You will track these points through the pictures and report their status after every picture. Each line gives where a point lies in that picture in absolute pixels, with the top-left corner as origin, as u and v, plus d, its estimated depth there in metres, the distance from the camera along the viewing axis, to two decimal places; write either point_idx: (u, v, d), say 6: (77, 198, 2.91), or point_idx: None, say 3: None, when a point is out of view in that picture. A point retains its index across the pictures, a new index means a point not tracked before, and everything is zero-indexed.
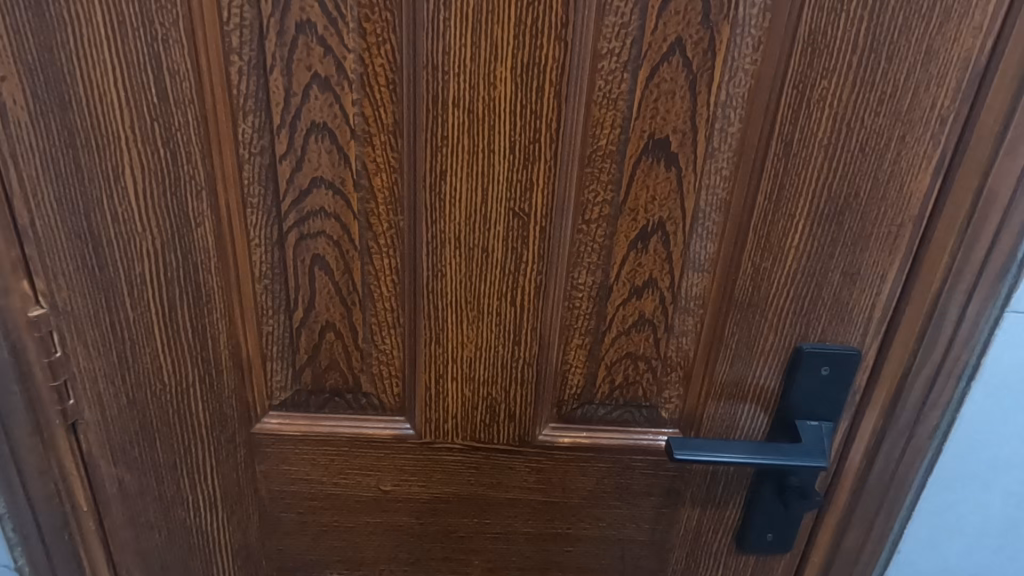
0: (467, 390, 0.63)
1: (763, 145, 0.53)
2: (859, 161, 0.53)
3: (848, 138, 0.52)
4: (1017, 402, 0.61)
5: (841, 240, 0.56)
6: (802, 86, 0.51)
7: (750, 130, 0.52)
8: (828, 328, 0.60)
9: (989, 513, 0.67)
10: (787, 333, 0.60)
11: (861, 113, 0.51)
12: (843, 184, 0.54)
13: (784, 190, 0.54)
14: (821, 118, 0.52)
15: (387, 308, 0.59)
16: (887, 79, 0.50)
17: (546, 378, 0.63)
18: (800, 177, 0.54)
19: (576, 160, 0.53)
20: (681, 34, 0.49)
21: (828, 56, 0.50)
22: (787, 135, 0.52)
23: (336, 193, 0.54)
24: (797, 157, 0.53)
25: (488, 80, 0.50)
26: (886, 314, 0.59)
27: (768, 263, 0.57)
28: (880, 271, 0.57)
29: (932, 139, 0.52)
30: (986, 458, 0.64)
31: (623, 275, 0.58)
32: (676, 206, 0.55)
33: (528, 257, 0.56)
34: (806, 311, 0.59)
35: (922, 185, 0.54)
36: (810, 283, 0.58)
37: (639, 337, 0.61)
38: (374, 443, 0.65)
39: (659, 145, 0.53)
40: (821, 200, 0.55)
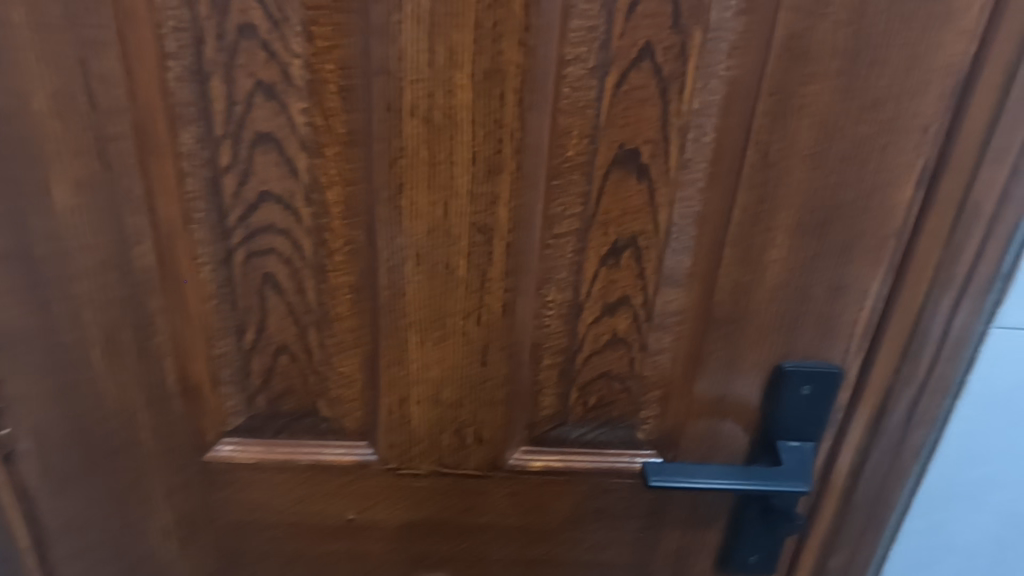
0: (433, 414, 0.59)
1: (739, 155, 0.50)
2: (840, 172, 0.50)
3: (829, 148, 0.50)
4: (1003, 420, 0.59)
5: (823, 255, 0.53)
6: (780, 93, 0.48)
7: (726, 140, 0.50)
8: (810, 346, 0.57)
9: (978, 531, 0.65)
10: (767, 351, 0.58)
11: (842, 122, 0.49)
12: (824, 196, 0.51)
13: (762, 203, 0.52)
14: (800, 128, 0.49)
15: (345, 328, 0.55)
16: (868, 87, 0.48)
17: (516, 400, 0.59)
18: (778, 189, 0.51)
19: (543, 172, 0.50)
20: (651, 38, 0.46)
21: (806, 63, 0.47)
22: (764, 145, 0.50)
23: (286, 207, 0.50)
24: (776, 168, 0.50)
25: (447, 87, 0.46)
26: (869, 331, 0.57)
27: (747, 278, 0.54)
28: (863, 286, 0.55)
29: (916, 149, 0.50)
30: (973, 477, 0.62)
31: (595, 292, 0.55)
32: (649, 221, 0.52)
33: (494, 274, 0.53)
34: (787, 329, 0.57)
35: (905, 198, 0.51)
36: (791, 299, 0.55)
37: (613, 356, 0.57)
38: (335, 469, 0.62)
39: (630, 156, 0.49)
40: (801, 213, 0.52)
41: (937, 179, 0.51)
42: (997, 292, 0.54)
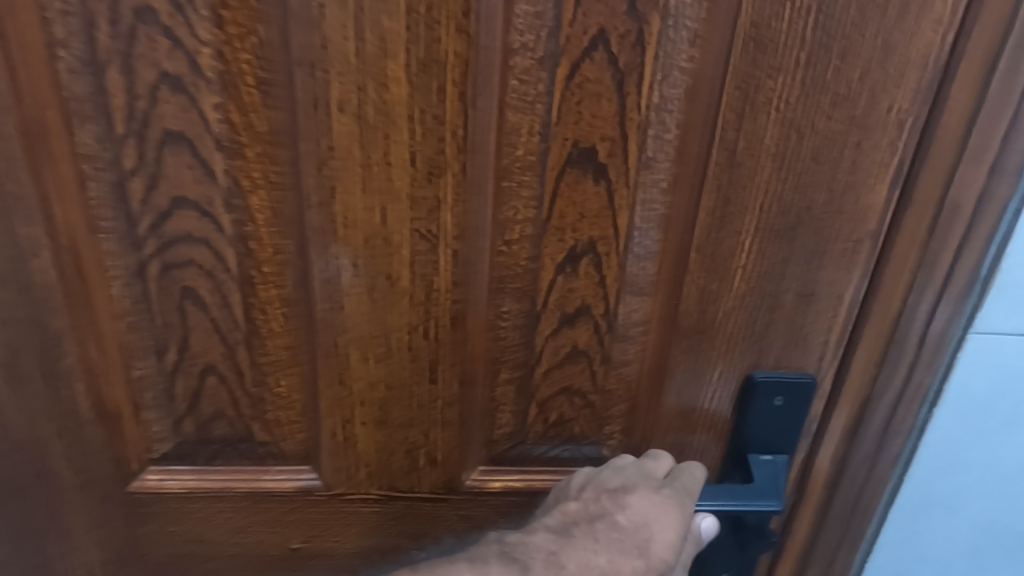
0: (380, 436, 0.54)
1: (703, 153, 0.46)
2: (813, 172, 0.47)
3: (800, 146, 0.46)
4: (984, 427, 0.56)
5: (794, 259, 0.50)
6: (746, 86, 0.44)
7: (689, 138, 0.46)
8: (782, 355, 0.54)
9: (954, 541, 0.62)
10: (737, 362, 0.54)
11: (813, 117, 0.45)
12: (795, 197, 0.48)
13: (729, 204, 0.48)
14: (769, 124, 0.45)
15: (279, 346, 0.50)
16: (840, 80, 0.44)
17: (471, 418, 0.55)
18: (746, 190, 0.47)
19: (491, 173, 0.46)
20: (605, 25, 0.41)
21: (774, 53, 0.43)
22: (730, 142, 0.46)
23: (204, 214, 0.45)
24: (743, 168, 0.47)
25: (379, 79, 0.41)
26: (843, 338, 0.54)
27: (713, 285, 0.51)
28: (837, 292, 0.51)
29: (891, 146, 0.46)
30: (952, 488, 0.59)
31: (552, 302, 0.50)
32: (608, 225, 0.48)
33: (441, 285, 0.48)
34: (757, 338, 0.53)
35: (880, 198, 0.48)
36: (762, 306, 0.52)
37: (573, 370, 0.53)
38: (276, 496, 0.57)
39: (585, 155, 0.45)
40: (771, 215, 0.48)
41: (913, 178, 0.47)
42: (975, 296, 0.50)
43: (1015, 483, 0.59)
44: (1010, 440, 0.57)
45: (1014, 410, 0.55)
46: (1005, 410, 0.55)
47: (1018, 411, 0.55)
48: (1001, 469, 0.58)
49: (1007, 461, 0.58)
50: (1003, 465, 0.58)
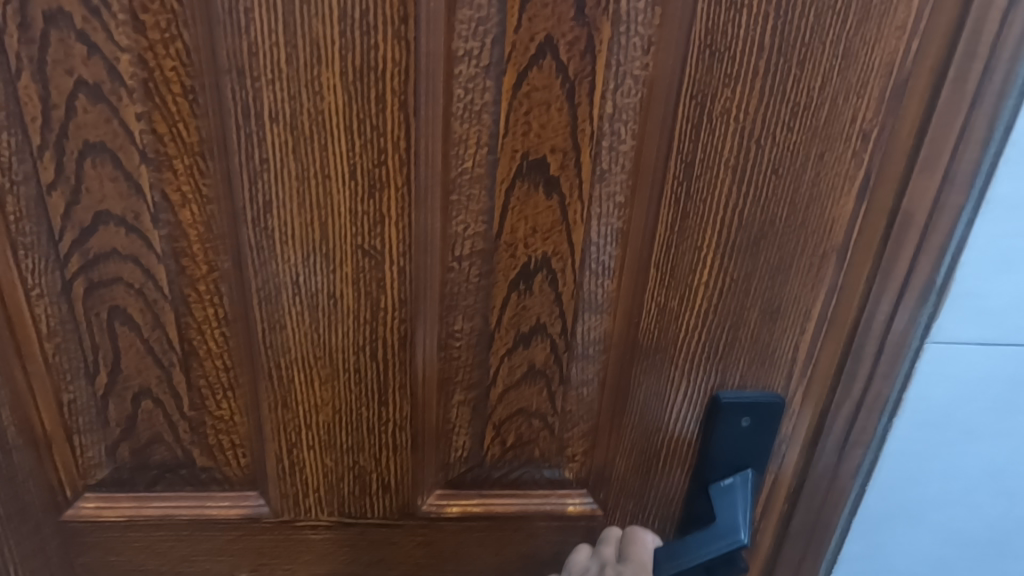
0: (329, 460, 0.52)
1: (661, 166, 0.44)
2: (775, 185, 0.45)
3: (760, 157, 0.44)
4: (943, 438, 0.53)
5: (759, 275, 0.48)
6: (701, 95, 0.42)
7: (644, 150, 0.44)
8: (747, 374, 0.52)
9: (918, 551, 0.59)
10: (701, 382, 0.52)
11: (773, 128, 0.43)
12: (756, 210, 0.46)
13: (688, 217, 0.46)
14: (728, 135, 0.43)
15: (219, 367, 0.48)
16: (801, 88, 0.42)
17: (424, 441, 0.52)
18: (705, 203, 0.45)
19: (438, 187, 0.43)
20: (552, 31, 0.39)
21: (731, 61, 0.41)
22: (688, 154, 0.44)
23: (130, 230, 0.42)
24: (702, 180, 0.44)
25: (313, 88, 0.39)
26: (811, 358, 0.51)
27: (672, 301, 0.49)
28: (803, 309, 0.49)
29: (855, 158, 0.44)
30: (914, 499, 0.56)
31: (505, 321, 0.48)
32: (562, 240, 0.45)
33: (387, 303, 0.46)
34: (720, 356, 0.51)
35: (845, 213, 0.46)
36: (725, 323, 0.50)
37: (530, 391, 0.51)
38: (220, 524, 0.54)
39: (535, 167, 0.43)
40: (732, 229, 0.46)
41: (877, 191, 0.45)
42: (932, 306, 0.48)
43: (978, 493, 0.56)
44: (971, 450, 0.54)
45: (973, 418, 0.52)
46: (964, 419, 0.52)
47: (978, 420, 0.52)
48: (963, 479, 0.55)
49: (969, 471, 0.55)
50: (965, 475, 0.55)
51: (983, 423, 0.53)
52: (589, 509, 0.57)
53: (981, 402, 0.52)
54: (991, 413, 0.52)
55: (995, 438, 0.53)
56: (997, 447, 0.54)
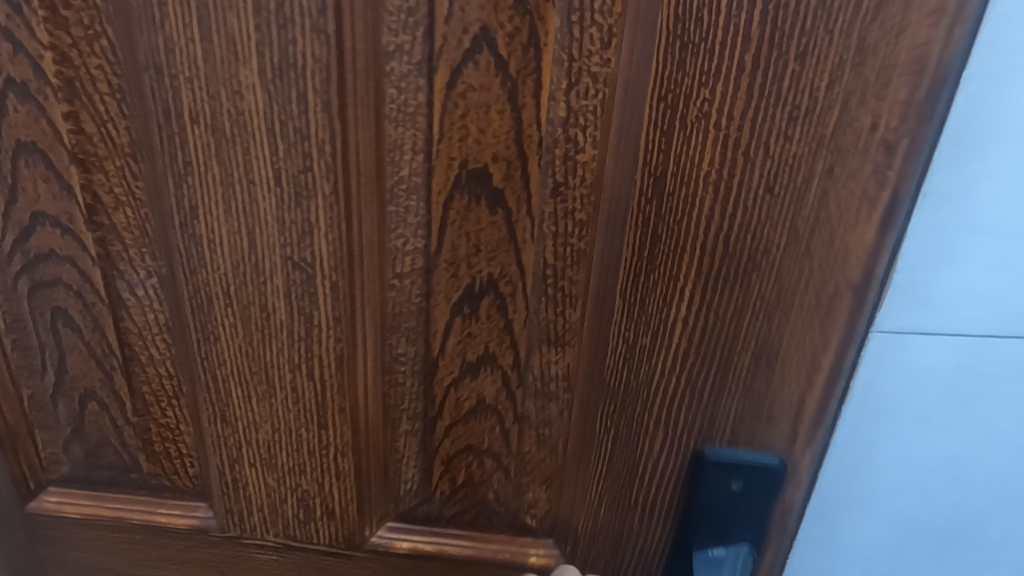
0: (271, 480, 0.49)
1: (626, 180, 0.37)
2: (771, 206, 0.37)
3: (750, 172, 0.36)
4: (894, 426, 0.45)
5: (749, 312, 0.40)
6: (672, 97, 0.35)
7: (609, 164, 0.37)
8: (740, 427, 0.44)
9: (874, 546, 0.49)
10: (682, 434, 0.44)
11: (766, 137, 0.35)
12: (745, 236, 0.38)
13: (659, 240, 0.38)
14: (708, 146, 0.36)
15: (159, 374, 0.46)
16: (801, 89, 0.34)
17: (369, 468, 0.48)
18: (680, 225, 0.38)
19: (372, 197, 0.39)
20: (488, 21, 0.34)
21: (711, 56, 0.34)
22: (657, 167, 0.37)
23: (66, 231, 0.41)
24: (676, 198, 0.37)
25: (232, 87, 0.36)
26: (820, 416, 0.43)
27: (644, 336, 0.41)
28: (809, 357, 0.41)
29: (878, 178, 0.36)
30: (857, 491, 0.47)
31: (449, 348, 0.43)
32: (509, 260, 0.40)
33: (321, 320, 0.43)
34: (703, 404, 0.43)
35: (867, 244, 0.37)
36: (708, 366, 0.42)
37: (480, 427, 0.45)
38: (171, 533, 0.53)
39: (475, 177, 0.38)
40: (716, 258, 0.39)
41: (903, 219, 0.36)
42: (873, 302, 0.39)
43: (933, 489, 0.47)
44: (923, 440, 0.45)
45: (926, 404, 0.44)
46: (914, 402, 0.44)
47: (932, 407, 0.44)
48: (916, 471, 0.46)
49: (922, 462, 0.46)
50: (917, 460, 0.46)
51: (936, 409, 0.44)
52: (554, 562, 0.51)
53: (935, 384, 0.44)
54: (946, 398, 0.44)
55: (954, 425, 0.45)
56: (955, 437, 0.45)
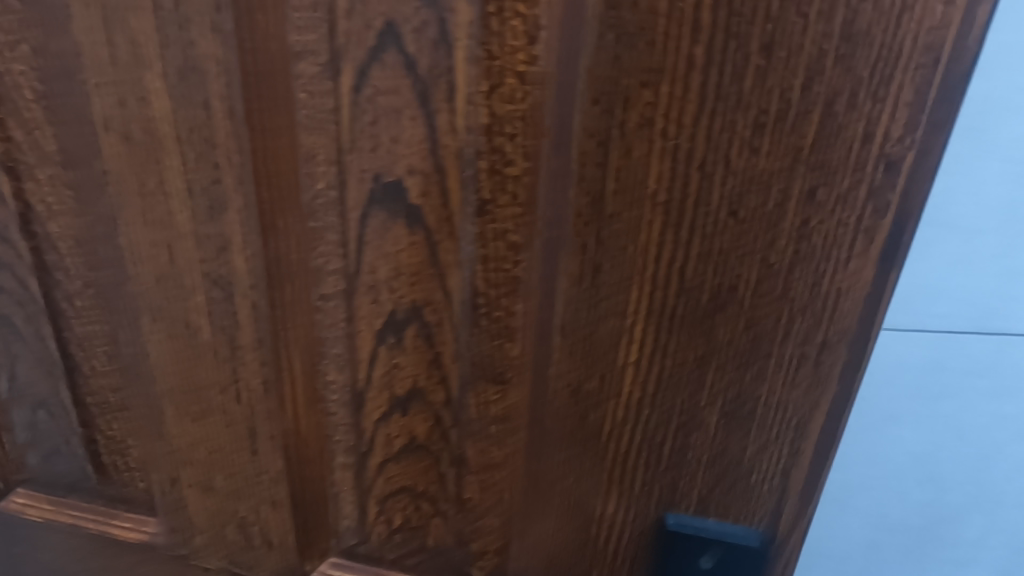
0: (209, 503, 0.47)
1: (560, 199, 0.32)
2: (738, 234, 0.30)
3: (707, 192, 0.29)
4: (860, 422, 0.53)
5: (716, 361, 0.33)
6: (607, 100, 0.29)
7: (541, 179, 0.32)
8: (713, 496, 0.36)
9: (848, 535, 0.58)
10: (640, 496, 0.38)
11: (727, 149, 0.28)
12: (706, 270, 0.31)
13: (602, 271, 0.32)
14: (654, 160, 0.29)
15: (101, 385, 0.45)
16: (771, 90, 0.27)
17: (306, 499, 0.45)
18: (626, 253, 0.32)
19: (288, 213, 0.36)
20: (392, 15, 0.29)
21: (652, 50, 0.27)
22: (594, 184, 0.30)
23: (5, 238, 0.41)
24: (619, 221, 0.31)
25: (139, 93, 0.34)
26: (810, 491, 0.35)
27: (591, 383, 0.35)
28: (793, 419, 0.33)
29: (875, 204, 0.28)
30: (833, 486, 0.56)
31: (377, 379, 0.39)
32: (433, 286, 0.35)
33: (245, 342, 0.40)
34: (664, 465, 0.36)
35: (865, 285, 0.29)
36: (668, 421, 0.35)
37: (415, 467, 0.41)
38: (123, 545, 0.52)
39: (390, 192, 0.33)
40: (672, 294, 0.32)
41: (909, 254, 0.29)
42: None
43: (904, 480, 0.55)
44: (891, 435, 0.53)
45: (890, 403, 0.52)
46: (878, 403, 0.52)
47: (896, 405, 0.52)
48: (887, 466, 0.54)
49: (893, 456, 0.54)
50: (888, 459, 0.54)
51: (901, 408, 0.52)
52: None
53: (894, 384, 0.51)
54: (910, 399, 0.52)
55: (924, 420, 0.52)
56: (920, 435, 0.53)
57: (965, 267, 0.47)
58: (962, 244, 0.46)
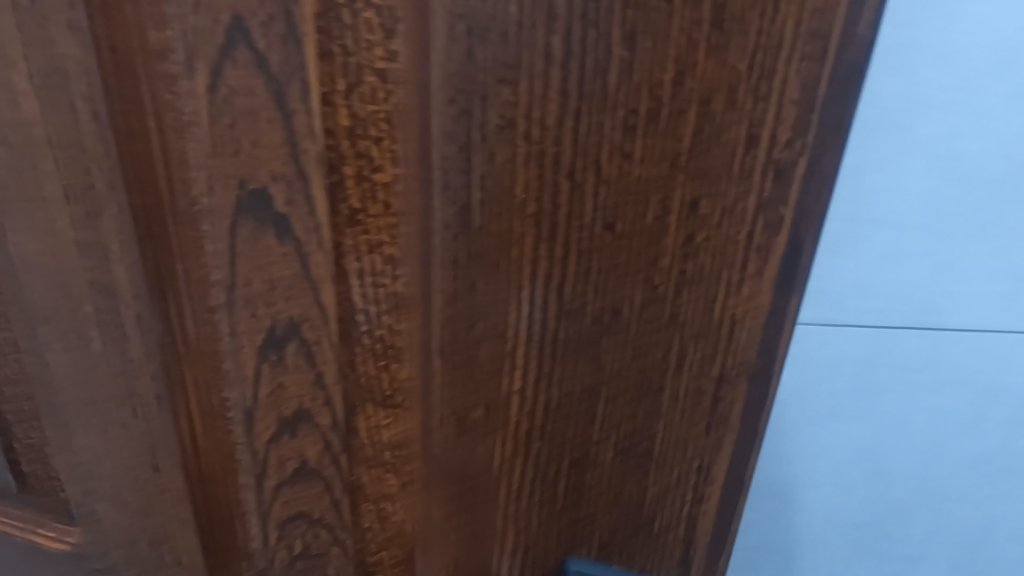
0: (121, 517, 0.46)
1: (425, 209, 0.27)
2: (618, 250, 0.27)
3: (582, 203, 0.26)
4: (807, 414, 0.75)
5: (607, 390, 0.29)
6: (464, 99, 0.25)
7: (410, 185, 0.29)
8: (619, 540, 0.33)
9: (799, 521, 0.81)
10: (537, 537, 0.34)
11: (597, 154, 0.25)
12: (587, 290, 0.27)
13: (475, 289, 0.28)
14: (520, 166, 0.26)
15: (13, 393, 0.44)
16: (641, 87, 0.24)
17: (211, 519, 0.43)
18: (500, 270, 0.28)
19: (164, 221, 0.34)
20: (240, 8, 0.27)
21: (505, 41, 0.24)
22: (459, 192, 0.26)
23: None
24: (488, 234, 0.27)
25: (8, 94, 0.32)
26: (723, 532, 0.33)
27: (477, 413, 0.31)
28: (697, 458, 0.31)
29: (766, 219, 0.26)
30: (786, 480, 0.79)
31: (262, 399, 0.36)
32: (309, 301, 0.33)
33: (137, 353, 0.38)
34: (562, 505, 0.32)
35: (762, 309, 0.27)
36: (564, 459, 0.31)
37: (308, 492, 0.38)
38: (49, 553, 0.51)
39: (256, 200, 0.31)
40: (554, 318, 0.28)
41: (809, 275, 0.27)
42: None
43: (852, 471, 0.77)
44: (830, 427, 0.75)
45: (831, 399, 0.74)
46: (818, 399, 0.74)
47: (836, 402, 0.74)
48: (831, 456, 0.77)
49: (841, 448, 0.76)
50: (830, 451, 0.77)
51: (837, 402, 0.74)
52: None
53: (844, 384, 0.73)
54: (850, 394, 0.73)
55: (851, 420, 0.75)
56: (859, 428, 0.75)
57: (896, 260, 0.67)
58: (890, 237, 0.66)
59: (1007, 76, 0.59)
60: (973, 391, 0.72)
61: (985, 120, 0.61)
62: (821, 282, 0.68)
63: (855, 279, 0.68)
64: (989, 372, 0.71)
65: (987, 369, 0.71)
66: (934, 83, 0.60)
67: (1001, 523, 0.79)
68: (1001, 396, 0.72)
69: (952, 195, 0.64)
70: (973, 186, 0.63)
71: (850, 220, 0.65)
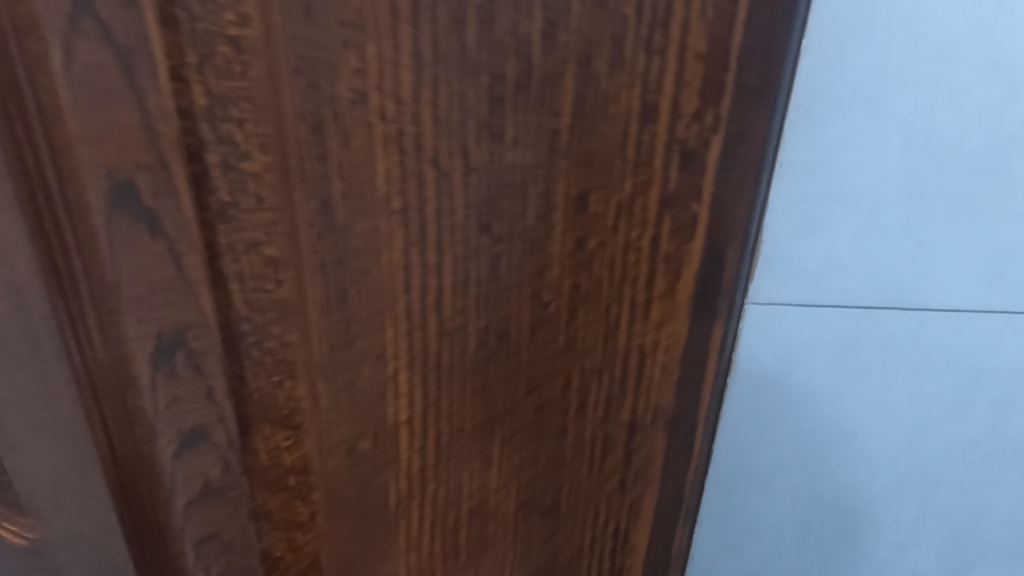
0: (65, 518, 0.44)
1: (288, 201, 0.26)
2: (499, 254, 0.29)
3: (451, 193, 0.27)
4: (786, 398, 0.78)
5: (501, 388, 0.32)
6: (311, 67, 0.24)
7: (278, 177, 0.26)
8: (561, 529, 0.37)
9: (781, 510, 0.85)
10: (453, 533, 0.36)
11: (462, 137, 0.26)
12: (465, 301, 0.30)
13: (349, 301, 0.28)
14: (378, 150, 0.26)
15: None
16: (508, 51, 0.25)
17: (136, 531, 0.40)
18: (369, 278, 0.28)
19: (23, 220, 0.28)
20: None
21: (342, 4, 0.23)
22: (317, 186, 0.26)
23: None
24: (353, 233, 0.27)
25: None
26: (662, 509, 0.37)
27: (365, 441, 0.32)
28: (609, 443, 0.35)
29: (678, 222, 0.30)
30: (766, 466, 0.82)
31: (157, 410, 0.30)
32: (189, 307, 0.28)
33: (47, 353, 0.35)
34: (474, 499, 0.35)
35: (683, 332, 0.33)
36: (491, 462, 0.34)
37: (223, 513, 0.33)
38: (12, 546, 0.50)
39: (122, 193, 0.26)
40: (433, 339, 0.30)
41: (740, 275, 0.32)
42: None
43: (835, 455, 0.81)
44: (815, 413, 0.78)
45: (811, 384, 0.76)
46: (792, 383, 0.76)
47: (815, 385, 0.76)
48: (814, 442, 0.80)
49: (821, 432, 0.79)
50: (813, 437, 0.80)
51: (818, 386, 0.77)
52: None
53: (821, 367, 0.75)
54: (829, 376, 0.76)
55: (832, 404, 0.78)
56: (842, 412, 0.78)
57: (872, 240, 0.68)
58: (868, 218, 0.66)
59: (982, 46, 0.59)
60: (960, 377, 0.75)
61: (953, 98, 0.61)
62: (796, 261, 0.69)
63: (831, 258, 0.69)
64: (973, 354, 0.74)
65: (974, 352, 0.73)
66: (909, 58, 0.59)
67: (996, 510, 0.83)
68: (987, 381, 0.75)
69: (934, 173, 0.64)
70: (945, 162, 0.64)
71: (827, 199, 0.66)
